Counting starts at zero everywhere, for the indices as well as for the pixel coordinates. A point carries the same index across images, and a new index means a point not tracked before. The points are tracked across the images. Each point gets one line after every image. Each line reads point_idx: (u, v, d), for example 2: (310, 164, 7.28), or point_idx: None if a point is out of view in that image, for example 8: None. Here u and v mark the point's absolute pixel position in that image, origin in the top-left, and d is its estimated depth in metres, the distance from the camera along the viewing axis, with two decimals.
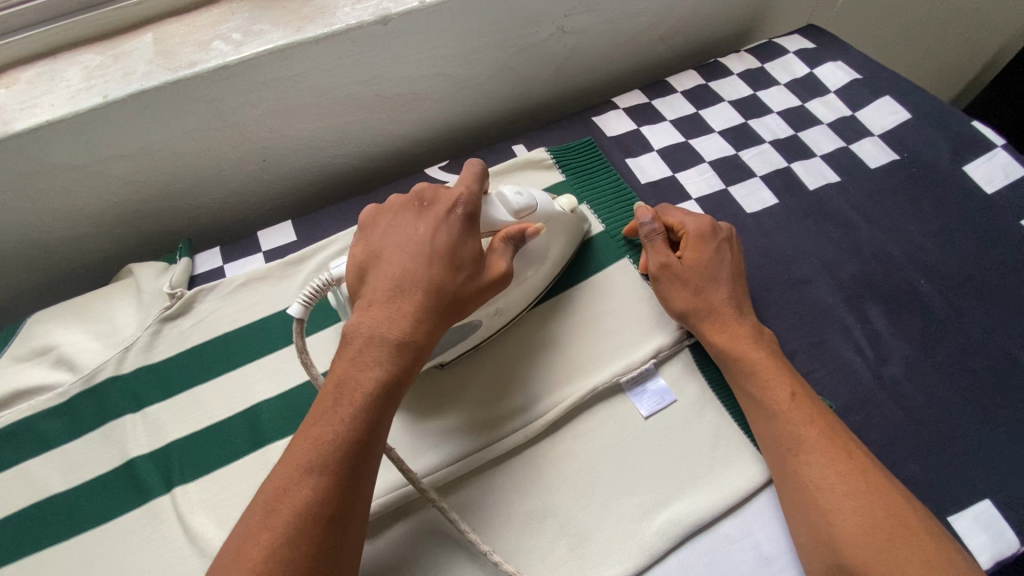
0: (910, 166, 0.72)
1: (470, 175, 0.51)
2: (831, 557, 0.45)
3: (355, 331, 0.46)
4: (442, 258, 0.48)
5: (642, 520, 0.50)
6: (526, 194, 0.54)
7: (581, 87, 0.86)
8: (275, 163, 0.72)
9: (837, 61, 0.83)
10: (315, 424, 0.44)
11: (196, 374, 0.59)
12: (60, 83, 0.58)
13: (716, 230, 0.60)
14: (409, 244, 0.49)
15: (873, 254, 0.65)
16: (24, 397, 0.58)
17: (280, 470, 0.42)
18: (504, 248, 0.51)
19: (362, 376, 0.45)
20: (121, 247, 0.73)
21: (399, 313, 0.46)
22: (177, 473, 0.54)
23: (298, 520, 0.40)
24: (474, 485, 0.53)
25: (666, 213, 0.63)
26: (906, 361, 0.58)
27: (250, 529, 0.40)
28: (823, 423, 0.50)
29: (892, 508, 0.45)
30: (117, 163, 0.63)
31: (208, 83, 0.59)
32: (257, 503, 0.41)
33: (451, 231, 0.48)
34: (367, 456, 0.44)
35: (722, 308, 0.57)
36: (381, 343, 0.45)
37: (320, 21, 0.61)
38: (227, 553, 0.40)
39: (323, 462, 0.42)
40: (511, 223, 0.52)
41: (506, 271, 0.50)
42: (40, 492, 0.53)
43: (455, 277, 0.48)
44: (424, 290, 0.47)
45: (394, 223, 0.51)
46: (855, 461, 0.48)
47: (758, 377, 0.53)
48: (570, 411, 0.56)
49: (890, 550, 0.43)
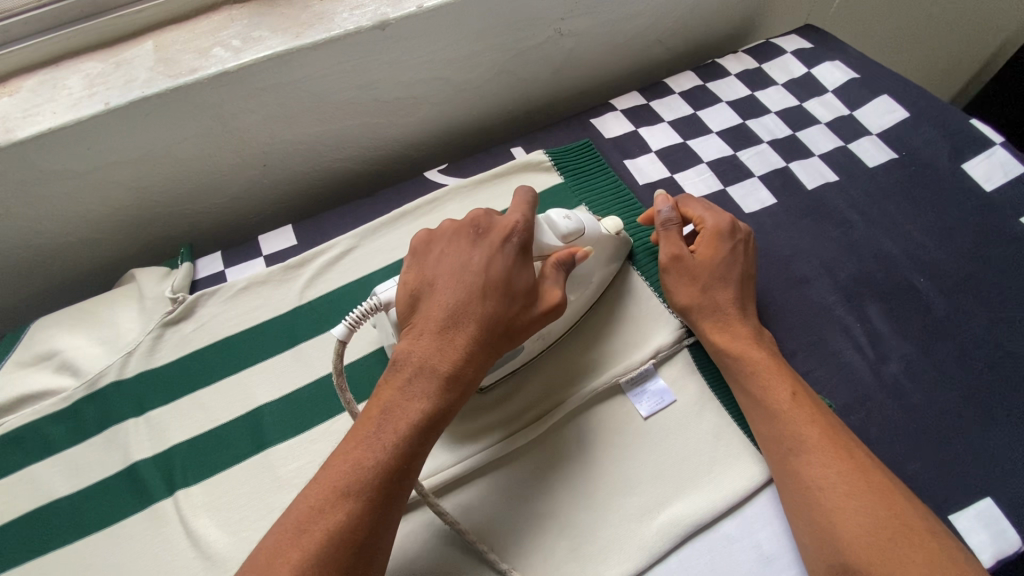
0: (908, 165, 0.72)
1: (522, 198, 0.52)
2: (832, 556, 0.45)
3: (403, 357, 0.47)
4: (496, 292, 0.47)
5: (643, 521, 0.50)
6: (575, 219, 0.55)
7: (579, 89, 0.86)
8: (275, 168, 0.73)
9: (835, 61, 0.83)
10: (355, 448, 0.44)
11: (199, 378, 0.59)
12: (62, 91, 0.59)
13: (734, 230, 0.60)
14: (468, 273, 0.48)
15: (872, 253, 0.65)
16: (27, 402, 0.58)
17: (316, 488, 0.42)
18: (556, 275, 0.51)
19: (406, 404, 0.45)
20: (124, 253, 0.73)
21: (450, 347, 0.46)
22: (180, 476, 0.54)
23: (330, 544, 0.40)
24: (474, 487, 0.53)
25: (686, 204, 0.63)
26: (905, 359, 0.58)
27: (281, 545, 0.40)
28: (824, 423, 0.50)
29: (893, 508, 0.45)
30: (120, 170, 0.64)
31: (208, 89, 0.60)
32: (291, 518, 0.41)
33: (515, 270, 0.48)
34: (402, 488, 0.44)
35: (726, 307, 0.57)
36: (428, 373, 0.45)
37: (319, 27, 0.62)
38: (257, 566, 0.40)
39: (361, 488, 0.42)
40: (559, 246, 0.53)
41: (559, 302, 0.49)
42: (44, 496, 0.54)
43: (510, 315, 0.48)
44: (473, 322, 0.47)
45: (458, 250, 0.50)
46: (855, 460, 0.48)
47: (758, 376, 0.53)
48: (570, 414, 0.56)
49: (894, 549, 0.43)
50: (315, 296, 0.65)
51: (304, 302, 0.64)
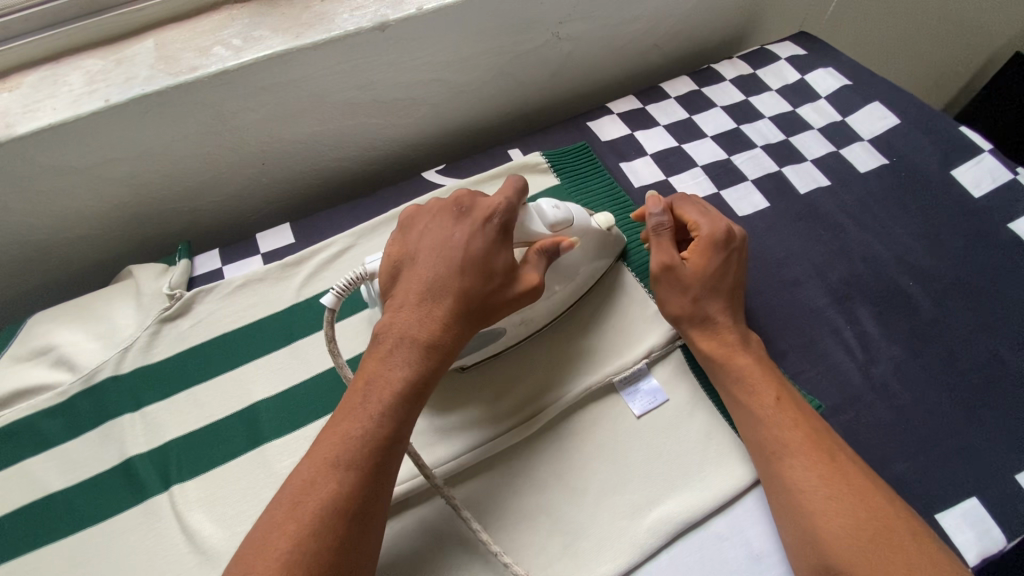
0: (898, 171, 0.73)
1: (512, 187, 0.51)
2: (815, 558, 0.46)
3: (386, 331, 0.48)
4: (470, 264, 0.48)
5: (634, 519, 0.51)
6: (564, 209, 0.55)
7: (577, 92, 0.87)
8: (274, 167, 0.73)
9: (828, 68, 0.84)
10: (344, 420, 0.45)
11: (195, 374, 0.60)
12: (63, 87, 0.59)
13: (728, 239, 0.59)
14: (443, 248, 0.49)
15: (862, 256, 0.66)
16: (23, 396, 0.58)
17: (307, 462, 0.43)
18: (538, 260, 0.51)
19: (390, 374, 0.46)
20: (122, 249, 0.74)
21: (430, 318, 0.47)
22: (176, 471, 0.54)
23: (323, 513, 0.41)
24: (473, 481, 0.53)
25: (681, 208, 0.62)
26: (894, 361, 0.59)
27: (276, 520, 0.41)
28: (807, 426, 0.51)
29: (874, 512, 0.46)
30: (119, 166, 0.64)
31: (208, 87, 0.60)
32: (283, 492, 0.42)
33: (485, 241, 0.49)
34: (392, 455, 0.44)
35: (715, 315, 0.57)
36: (411, 343, 0.47)
37: (319, 28, 0.62)
38: (253, 541, 0.40)
39: (351, 458, 0.43)
40: (545, 236, 0.53)
41: (537, 285, 0.50)
42: (39, 490, 0.54)
43: (484, 286, 0.48)
44: (451, 293, 0.48)
45: (430, 227, 0.51)
46: (838, 464, 0.49)
47: (745, 382, 0.54)
48: (563, 412, 0.56)
49: (873, 551, 0.44)
50: (312, 295, 0.65)
51: (301, 300, 0.64)
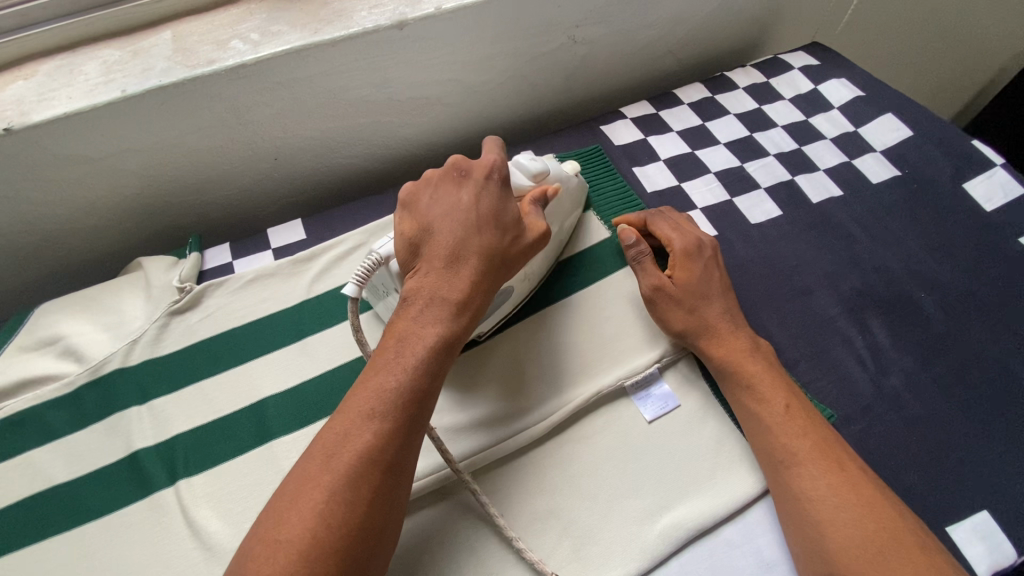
0: (911, 183, 0.73)
1: (492, 145, 0.57)
2: (821, 567, 0.45)
3: (414, 290, 0.48)
4: (489, 222, 0.50)
5: (645, 524, 0.51)
6: (540, 161, 0.59)
7: (590, 96, 0.87)
8: (286, 162, 0.73)
9: (841, 79, 0.85)
10: (375, 375, 0.45)
11: (203, 368, 0.59)
12: (79, 77, 0.59)
13: (700, 248, 0.61)
14: (458, 210, 0.51)
15: (874, 266, 0.66)
16: (28, 386, 0.58)
17: (339, 418, 0.43)
18: (536, 209, 0.55)
19: (420, 328, 0.47)
20: (131, 241, 0.73)
21: (456, 274, 0.49)
22: (182, 465, 0.54)
23: (362, 461, 0.41)
24: (483, 482, 0.53)
25: (653, 225, 0.63)
26: (905, 372, 0.59)
27: (312, 477, 0.40)
28: (817, 433, 0.51)
29: (883, 523, 0.45)
30: (132, 157, 0.64)
31: (225, 81, 0.60)
32: (316, 450, 0.42)
33: (495, 199, 0.51)
34: (426, 407, 0.45)
35: (718, 323, 0.57)
36: (439, 299, 0.48)
37: (337, 24, 0.62)
38: (288, 501, 0.40)
39: (386, 410, 0.43)
40: (530, 186, 0.57)
41: (546, 230, 0.53)
42: (44, 481, 0.53)
43: (504, 240, 0.51)
44: (476, 250, 0.49)
45: (439, 192, 0.52)
46: (848, 474, 0.48)
47: (755, 389, 0.54)
48: (574, 414, 0.56)
49: (880, 562, 0.43)
50: (323, 292, 0.65)
51: (311, 297, 0.64)
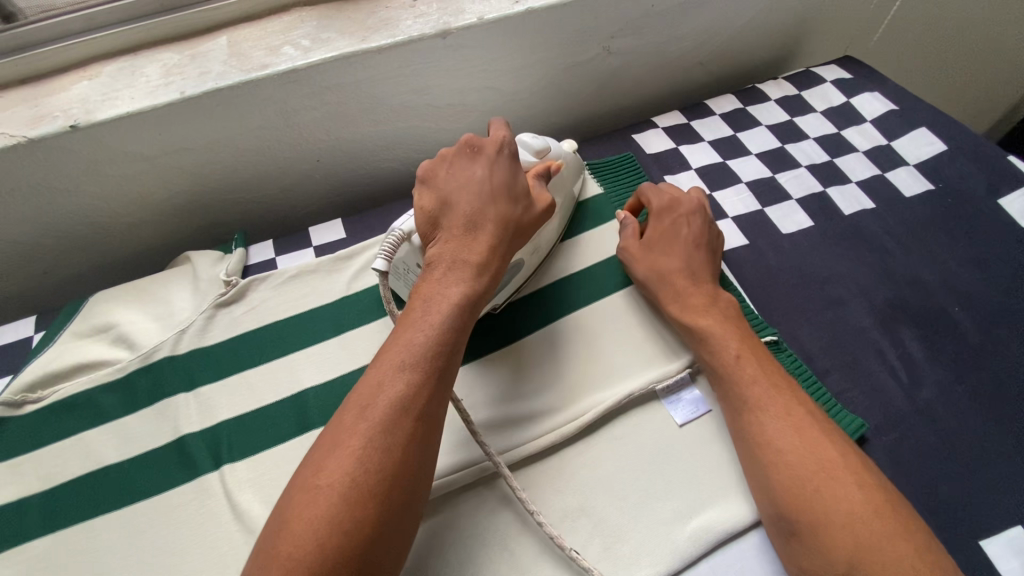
0: (945, 197, 0.73)
1: (498, 128, 0.57)
2: (773, 508, 0.48)
3: (437, 257, 0.51)
4: (502, 193, 0.53)
5: (675, 525, 0.51)
6: (542, 139, 0.62)
7: (623, 106, 0.89)
8: (328, 164, 0.75)
9: (874, 92, 0.85)
10: (403, 332, 0.47)
11: (247, 359, 0.62)
12: (140, 78, 0.62)
13: (676, 206, 0.65)
14: (474, 183, 0.53)
15: (907, 279, 0.67)
16: (81, 370, 0.61)
17: (371, 373, 0.45)
18: (539, 183, 0.58)
19: (445, 289, 0.49)
20: (178, 236, 0.76)
21: (475, 240, 0.51)
22: (226, 451, 0.56)
23: (395, 409, 0.42)
24: (516, 479, 0.54)
25: (643, 190, 0.69)
26: (938, 385, 0.59)
27: (347, 426, 0.42)
28: (767, 382, 0.53)
29: (823, 464, 0.47)
30: (186, 156, 0.67)
31: (277, 84, 0.63)
32: (350, 404, 0.43)
33: (507, 171, 0.54)
34: (453, 362, 0.47)
35: (675, 275, 0.61)
36: (461, 262, 0.50)
37: (384, 32, 0.65)
38: (325, 451, 0.41)
39: (414, 360, 0.45)
40: (534, 163, 0.60)
41: (552, 202, 0.57)
42: (96, 461, 0.56)
43: (518, 210, 0.53)
44: (492, 217, 0.52)
45: (454, 168, 0.55)
46: (792, 419, 0.50)
47: (705, 341, 0.57)
48: (605, 415, 0.57)
49: (814, 499, 0.46)
50: (361, 289, 0.67)
51: (350, 293, 0.66)
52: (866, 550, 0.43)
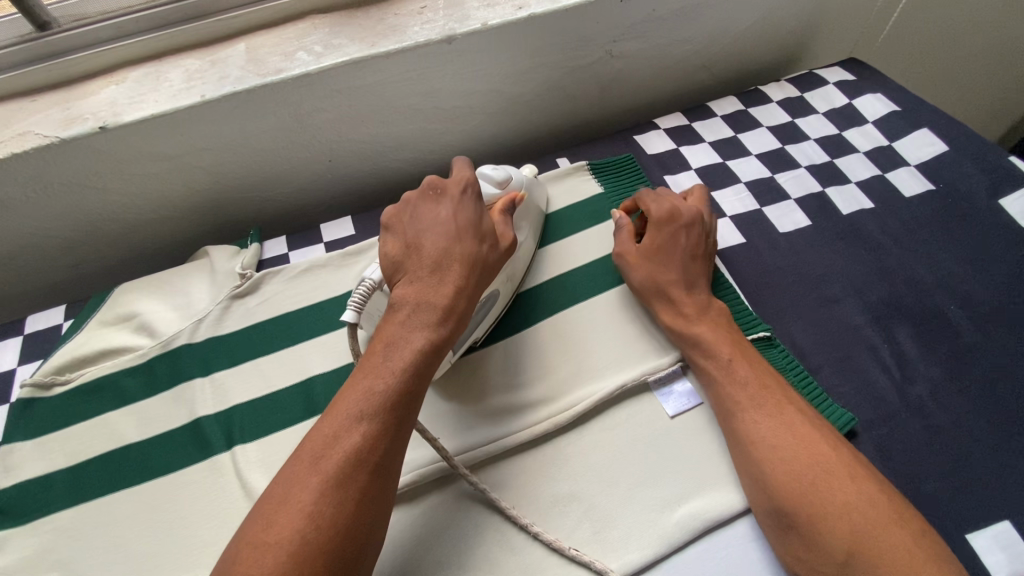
0: (945, 197, 0.73)
1: (461, 167, 0.62)
2: (767, 503, 0.49)
3: (400, 301, 0.54)
4: (466, 237, 0.56)
5: (663, 512, 0.53)
6: (503, 170, 0.64)
7: (626, 108, 0.91)
8: (339, 164, 0.79)
9: (877, 94, 0.86)
10: (363, 380, 0.50)
11: (259, 347, 0.65)
12: (164, 83, 0.66)
13: (674, 217, 0.65)
14: (439, 228, 0.56)
15: (904, 278, 0.67)
16: (106, 356, 0.64)
17: (329, 421, 0.48)
18: (504, 219, 0.60)
19: (408, 335, 0.52)
20: (198, 232, 0.80)
21: (438, 285, 0.54)
22: (238, 433, 0.59)
23: (350, 461, 0.45)
24: (511, 465, 0.56)
25: (643, 197, 0.69)
26: (931, 382, 0.60)
27: (302, 478, 0.45)
28: (765, 385, 0.55)
29: (819, 460, 0.49)
30: (206, 155, 0.70)
31: (291, 88, 0.67)
32: (306, 452, 0.46)
33: (470, 214, 0.57)
34: (411, 409, 0.50)
35: (672, 287, 0.62)
36: (424, 308, 0.53)
37: (392, 38, 0.68)
38: (277, 502, 0.44)
39: (372, 410, 0.48)
40: (497, 195, 0.62)
41: (513, 240, 0.60)
42: (118, 440, 0.59)
43: (480, 252, 0.56)
44: (456, 262, 0.55)
45: (420, 212, 0.58)
46: (787, 416, 0.52)
47: (702, 347, 0.58)
48: (598, 406, 0.59)
49: (814, 493, 0.48)
50: None
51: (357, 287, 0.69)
52: (863, 540, 0.45)
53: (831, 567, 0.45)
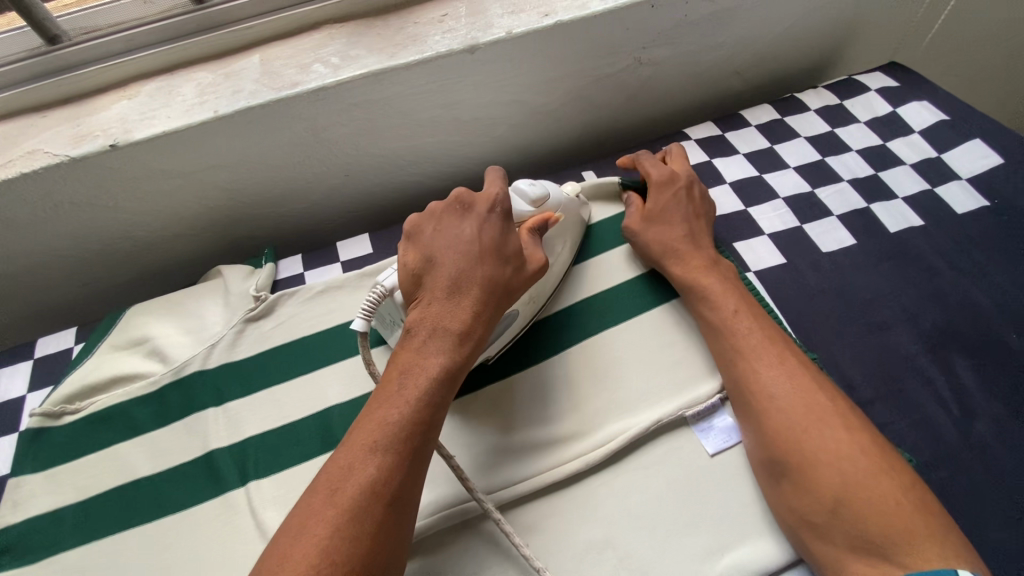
0: (1002, 213, 0.68)
1: (495, 180, 0.59)
2: (764, 450, 0.50)
3: (418, 322, 0.51)
4: (489, 255, 0.53)
5: (705, 562, 0.49)
6: (541, 186, 0.60)
7: (654, 117, 0.86)
8: (356, 179, 0.76)
9: (923, 101, 0.81)
10: (379, 408, 0.47)
11: (274, 374, 0.62)
12: (176, 98, 0.64)
13: (674, 180, 0.67)
14: (460, 245, 0.53)
15: (959, 303, 0.62)
16: (118, 383, 0.62)
17: (344, 451, 0.45)
18: (532, 239, 0.57)
19: (425, 361, 0.49)
20: (211, 249, 0.78)
21: (458, 306, 0.51)
22: (253, 468, 0.56)
23: (364, 495, 0.43)
24: (540, 507, 0.53)
25: (643, 160, 0.70)
26: (993, 419, 0.55)
27: (315, 510, 0.42)
28: (763, 334, 0.55)
29: (814, 408, 0.49)
30: (219, 172, 0.68)
31: (307, 102, 0.64)
32: (321, 483, 0.44)
33: (494, 231, 0.54)
34: (428, 440, 0.47)
35: (680, 244, 0.63)
36: (443, 331, 0.50)
37: (412, 49, 0.65)
38: (288, 537, 0.42)
39: (388, 441, 0.45)
40: (531, 213, 0.59)
41: (543, 264, 0.56)
42: (129, 474, 0.57)
43: (503, 272, 0.53)
44: (477, 282, 0.52)
45: (442, 227, 0.55)
46: (787, 364, 0.53)
47: (709, 299, 0.59)
48: (632, 442, 0.55)
49: (807, 438, 0.48)
50: None
51: None
52: (853, 489, 0.45)
53: (820, 514, 0.46)
